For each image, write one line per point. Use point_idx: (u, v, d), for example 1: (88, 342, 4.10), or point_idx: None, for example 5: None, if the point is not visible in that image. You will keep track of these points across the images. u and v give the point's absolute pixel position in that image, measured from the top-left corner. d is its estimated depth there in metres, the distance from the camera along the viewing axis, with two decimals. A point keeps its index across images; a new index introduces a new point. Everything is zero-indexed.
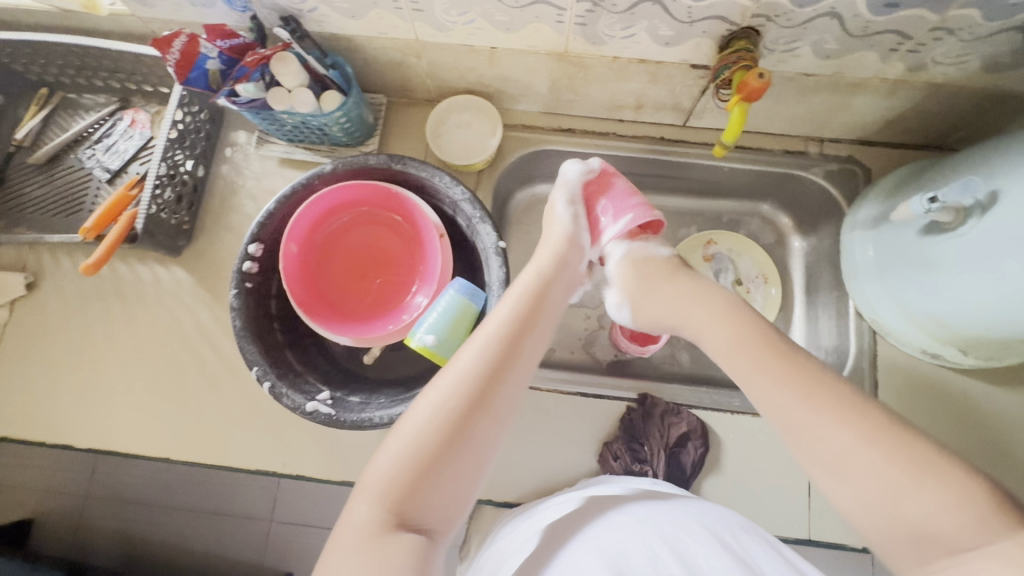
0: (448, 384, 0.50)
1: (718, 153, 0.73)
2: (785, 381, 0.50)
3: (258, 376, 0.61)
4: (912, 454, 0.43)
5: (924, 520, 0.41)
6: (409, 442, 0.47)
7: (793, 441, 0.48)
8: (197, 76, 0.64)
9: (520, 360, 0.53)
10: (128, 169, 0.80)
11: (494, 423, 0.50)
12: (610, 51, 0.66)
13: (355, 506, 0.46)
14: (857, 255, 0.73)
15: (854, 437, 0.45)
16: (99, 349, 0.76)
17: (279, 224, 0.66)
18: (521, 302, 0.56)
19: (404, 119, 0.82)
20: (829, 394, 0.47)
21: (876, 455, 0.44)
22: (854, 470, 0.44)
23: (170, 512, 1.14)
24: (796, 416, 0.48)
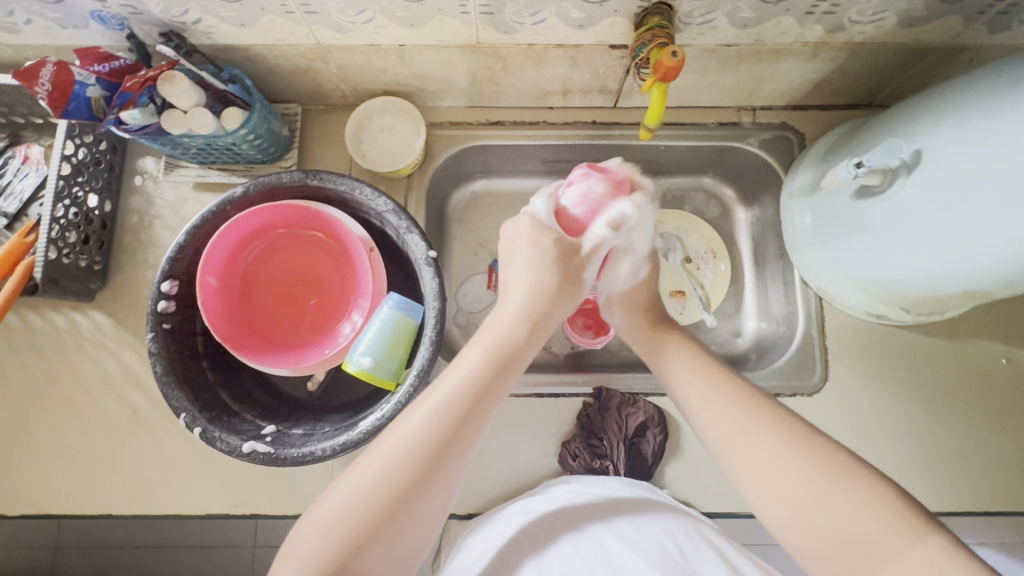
0: (400, 447, 0.45)
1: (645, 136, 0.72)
2: (722, 391, 0.52)
3: (186, 422, 0.57)
4: (828, 458, 0.44)
5: (851, 532, 0.40)
6: (345, 512, 0.43)
7: (737, 475, 0.48)
8: (76, 107, 0.58)
9: (480, 423, 0.48)
10: (28, 211, 0.74)
11: (438, 493, 0.46)
12: (524, 38, 0.62)
13: (280, 574, 0.41)
14: (796, 223, 0.72)
15: (777, 441, 0.46)
16: (20, 409, 0.71)
17: (193, 256, 0.62)
18: (483, 363, 0.51)
19: (323, 128, 0.77)
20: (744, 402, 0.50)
21: (802, 465, 0.44)
22: (766, 477, 0.45)
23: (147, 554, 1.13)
24: (726, 433, 0.49)
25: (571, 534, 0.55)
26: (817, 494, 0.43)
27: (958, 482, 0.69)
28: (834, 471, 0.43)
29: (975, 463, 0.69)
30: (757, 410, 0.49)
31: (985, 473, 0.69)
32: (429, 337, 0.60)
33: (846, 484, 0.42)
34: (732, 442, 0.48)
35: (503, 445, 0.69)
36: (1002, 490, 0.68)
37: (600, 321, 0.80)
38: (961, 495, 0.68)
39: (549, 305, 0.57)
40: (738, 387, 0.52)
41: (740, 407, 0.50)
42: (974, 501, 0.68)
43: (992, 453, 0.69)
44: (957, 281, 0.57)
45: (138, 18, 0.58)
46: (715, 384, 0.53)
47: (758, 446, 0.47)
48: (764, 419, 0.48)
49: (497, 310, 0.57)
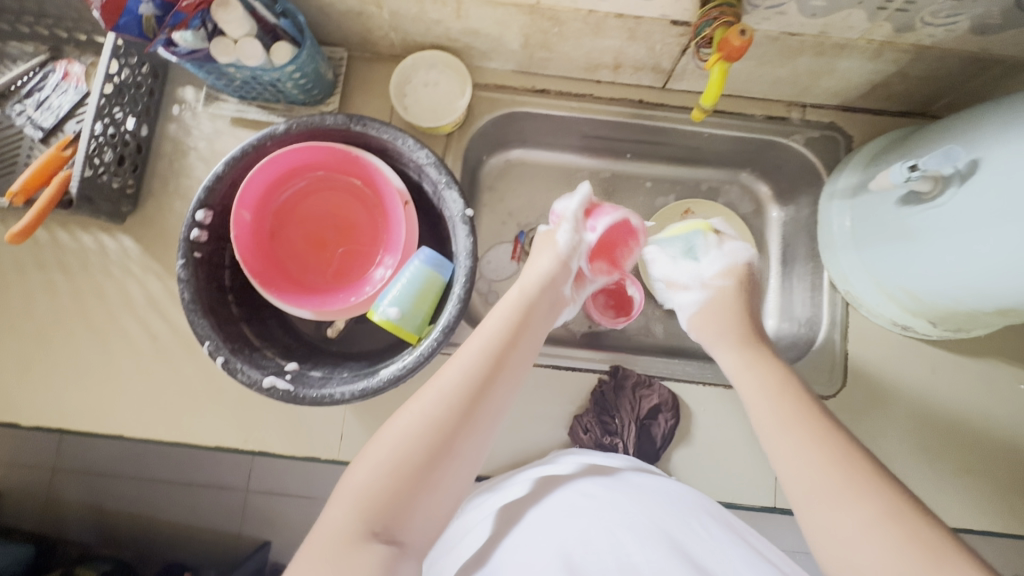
0: (441, 391, 0.48)
1: (696, 117, 0.72)
2: (813, 446, 0.49)
3: (210, 351, 0.58)
4: (926, 538, 0.41)
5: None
6: (392, 452, 0.45)
7: (833, 549, 0.44)
8: (128, 22, 0.58)
9: (508, 373, 0.52)
10: (64, 127, 0.74)
11: (477, 438, 0.48)
12: (586, 3, 0.61)
13: (332, 509, 0.43)
14: (833, 226, 0.72)
15: (871, 515, 0.43)
16: (40, 323, 0.72)
17: (229, 189, 0.61)
18: (507, 320, 0.55)
19: (366, 76, 0.76)
20: (845, 464, 0.46)
21: (893, 533, 0.41)
22: (867, 545, 0.42)
23: (140, 487, 1.19)
24: (818, 490, 0.46)
25: (590, 496, 0.55)
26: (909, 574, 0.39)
27: (960, 497, 0.69)
28: (917, 536, 0.41)
29: (980, 482, 0.69)
30: (856, 475, 0.46)
31: (987, 493, 0.69)
32: (453, 295, 0.60)
33: (952, 571, 0.39)
34: (817, 497, 0.46)
35: (515, 410, 0.70)
36: (1004, 512, 0.69)
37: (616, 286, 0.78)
38: (962, 510, 0.69)
39: (559, 272, 0.61)
40: (819, 434, 0.50)
41: (834, 467, 0.47)
42: (975, 518, 0.69)
43: (999, 475, 0.70)
44: (994, 298, 0.56)
45: None
46: (787, 400, 0.53)
47: (848, 517, 0.44)
48: (857, 477, 0.45)
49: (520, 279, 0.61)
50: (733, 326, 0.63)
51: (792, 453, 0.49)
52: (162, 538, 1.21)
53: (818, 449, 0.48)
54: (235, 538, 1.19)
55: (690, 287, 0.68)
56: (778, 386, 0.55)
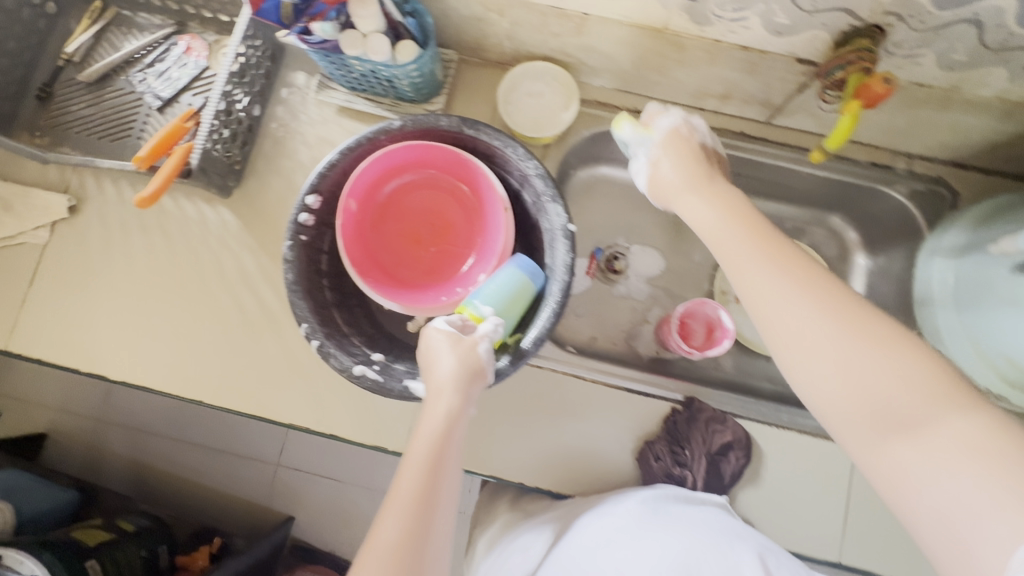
0: (407, 494, 0.46)
1: (816, 158, 0.73)
2: (778, 259, 0.43)
3: (306, 333, 0.59)
4: (938, 396, 0.35)
5: (875, 396, 0.37)
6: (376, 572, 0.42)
7: (764, 316, 0.42)
8: (270, 8, 0.59)
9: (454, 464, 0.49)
10: (180, 99, 0.77)
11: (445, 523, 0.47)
12: (713, 33, 0.61)
13: None
14: (932, 283, 0.69)
15: (814, 306, 0.40)
16: (136, 284, 0.75)
17: (339, 177, 0.63)
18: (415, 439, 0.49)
19: (471, 79, 0.77)
20: (831, 298, 0.40)
21: (897, 383, 0.36)
22: (819, 371, 0.39)
23: (177, 446, 1.24)
24: (779, 295, 0.42)
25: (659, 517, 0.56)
26: (840, 350, 0.38)
27: None
28: (875, 337, 0.38)
29: None
30: (849, 313, 0.39)
31: None
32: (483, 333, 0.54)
33: (948, 414, 0.34)
34: (801, 356, 0.40)
35: (585, 430, 0.69)
36: None
37: (706, 327, 0.76)
38: None
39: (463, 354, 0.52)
40: (783, 248, 0.44)
41: (813, 294, 0.41)
42: None
43: None
44: None
45: None
46: (767, 240, 0.45)
47: (791, 312, 0.41)
48: (821, 293, 0.41)
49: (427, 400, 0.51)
50: (688, 164, 0.55)
51: (761, 279, 0.43)
52: (186, 500, 1.23)
53: (756, 248, 0.44)
54: (260, 507, 1.21)
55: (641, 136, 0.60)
56: (727, 204, 0.50)
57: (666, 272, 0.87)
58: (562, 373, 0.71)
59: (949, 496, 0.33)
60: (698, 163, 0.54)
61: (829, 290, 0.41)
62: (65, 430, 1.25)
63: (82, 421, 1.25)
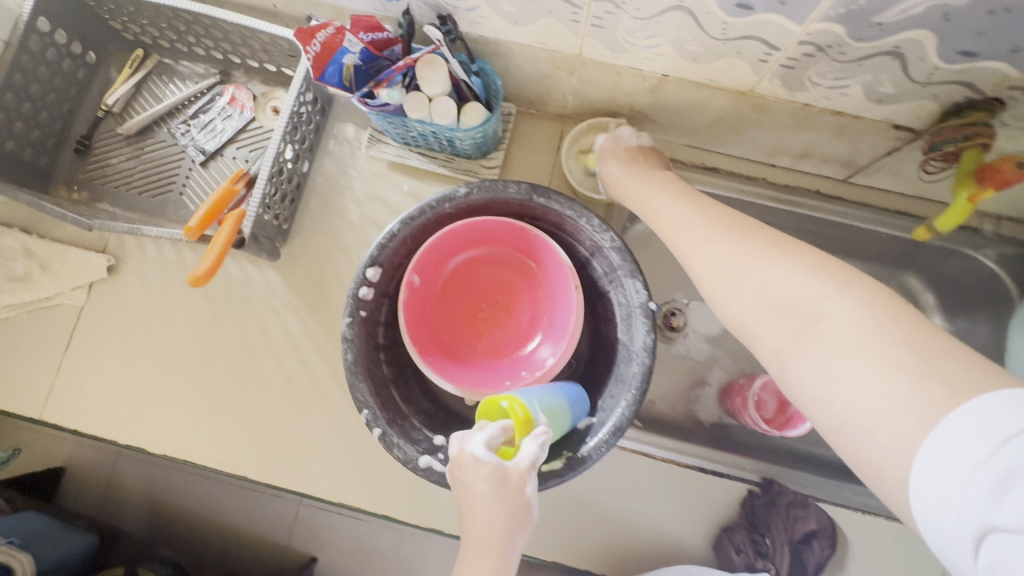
0: None
1: (922, 236, 0.68)
2: (703, 210, 0.50)
3: (367, 420, 0.55)
4: (868, 308, 0.35)
5: (786, 300, 0.38)
6: None
7: (692, 248, 0.47)
8: (332, 71, 0.55)
9: None
10: (224, 152, 0.73)
11: None
12: (805, 98, 0.56)
13: None
14: (1020, 359, 0.67)
15: (735, 245, 0.44)
16: (176, 347, 0.71)
17: (400, 247, 0.58)
18: None
19: (529, 134, 0.73)
20: (773, 239, 0.43)
21: (818, 299, 0.37)
22: (753, 303, 0.40)
23: (200, 482, 1.20)
24: (699, 238, 0.47)
25: None
26: (759, 276, 0.41)
27: None
28: (790, 255, 0.41)
29: None
30: (781, 252, 0.41)
31: None
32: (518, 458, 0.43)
33: (876, 319, 0.34)
34: (733, 295, 0.42)
35: (655, 515, 0.65)
36: None
37: (780, 399, 0.71)
38: None
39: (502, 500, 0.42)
40: (710, 206, 0.50)
41: (752, 243, 0.43)
42: None
43: None
44: None
45: None
46: (706, 209, 0.50)
47: (714, 253, 0.45)
48: (744, 230, 0.45)
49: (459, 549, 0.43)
50: (642, 158, 0.63)
51: (699, 241, 0.47)
52: (205, 536, 1.18)
53: (693, 213, 0.50)
54: (280, 551, 1.15)
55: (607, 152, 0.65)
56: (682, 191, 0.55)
57: (727, 331, 0.82)
58: (630, 451, 0.66)
59: (860, 409, 0.32)
60: (648, 159, 0.63)
61: (772, 234, 0.44)
62: (83, 470, 1.20)
63: (102, 461, 1.21)
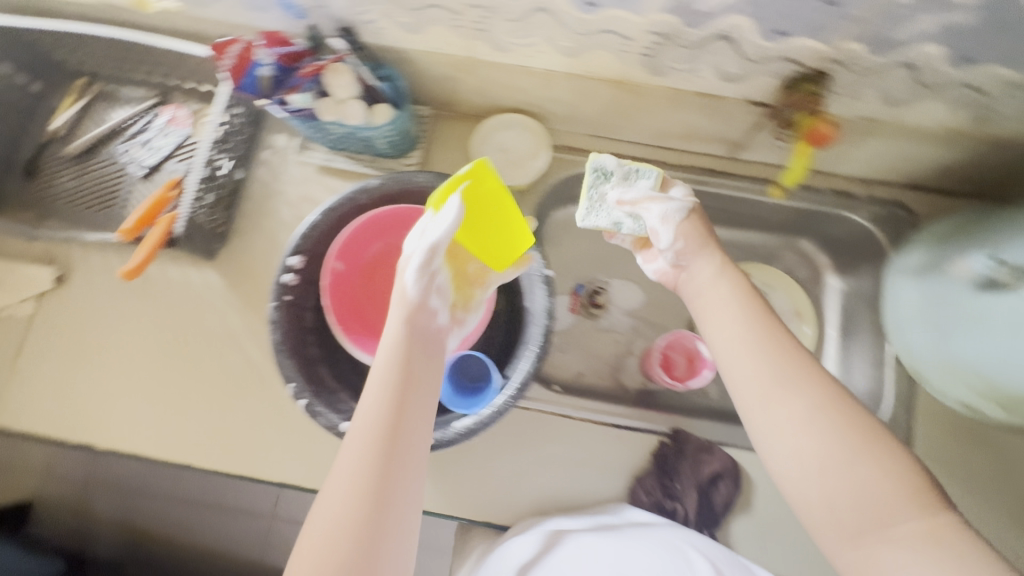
0: (350, 462, 0.45)
1: (778, 191, 0.78)
2: (772, 337, 0.51)
3: (294, 392, 0.61)
4: (860, 427, 0.46)
5: (859, 496, 0.44)
6: (323, 538, 0.42)
7: (741, 385, 0.50)
8: (248, 83, 0.61)
9: (411, 428, 0.47)
10: (164, 166, 0.79)
11: (414, 478, 0.46)
12: (670, 82, 0.64)
13: None
14: (899, 302, 0.72)
15: (811, 405, 0.47)
16: (123, 349, 0.75)
17: (322, 237, 0.65)
18: (380, 415, 0.47)
19: (446, 132, 0.80)
20: (795, 356, 0.50)
21: (833, 426, 0.46)
22: (766, 411, 0.48)
23: (170, 503, 1.22)
24: (766, 385, 0.49)
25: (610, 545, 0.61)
26: (838, 463, 0.45)
27: None
28: (864, 440, 0.45)
29: None
30: (800, 363, 0.49)
31: None
32: (428, 240, 0.52)
33: (872, 452, 0.45)
34: (761, 392, 0.49)
35: (576, 471, 0.70)
36: None
37: (687, 358, 0.80)
38: None
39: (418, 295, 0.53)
40: (769, 321, 0.53)
41: (780, 352, 0.50)
42: None
43: None
44: None
45: (320, 11, 0.62)
46: (752, 304, 0.54)
47: (783, 411, 0.48)
48: (751, 315, 0.53)
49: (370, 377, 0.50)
50: (708, 240, 0.58)
51: (725, 318, 0.53)
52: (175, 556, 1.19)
53: (755, 349, 0.51)
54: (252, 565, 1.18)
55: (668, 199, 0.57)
56: (733, 284, 0.55)
57: (646, 304, 0.89)
58: (550, 413, 0.72)
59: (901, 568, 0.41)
60: (713, 241, 0.58)
61: (785, 345, 0.51)
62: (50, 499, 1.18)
63: (66, 485, 1.21)
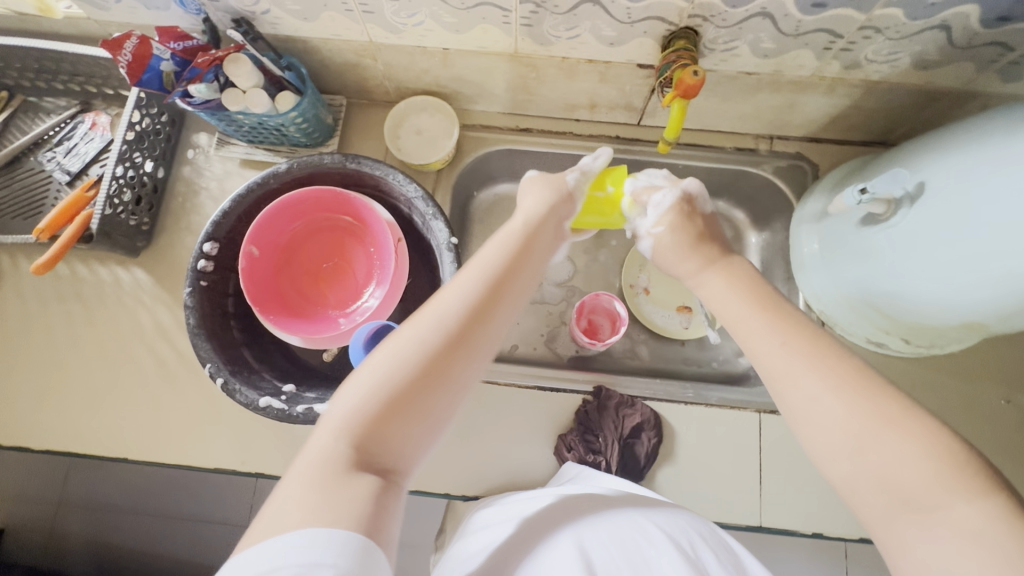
0: (436, 313, 0.45)
1: (664, 151, 0.76)
2: (769, 322, 0.47)
3: (210, 373, 0.62)
4: (887, 411, 0.39)
5: (885, 476, 0.37)
6: (382, 374, 0.42)
7: (765, 362, 0.45)
8: (149, 78, 0.65)
9: (505, 302, 0.47)
10: (88, 171, 0.81)
11: (471, 363, 0.44)
12: (558, 51, 0.67)
13: (317, 435, 0.40)
14: (804, 249, 0.75)
15: (827, 384, 0.41)
16: (55, 352, 0.76)
17: (235, 223, 0.67)
18: (481, 285, 0.47)
19: (363, 120, 0.83)
20: (810, 337, 0.44)
21: (848, 401, 0.40)
22: (803, 392, 0.42)
23: (141, 519, 1.16)
24: (783, 366, 0.44)
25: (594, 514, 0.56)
26: (858, 442, 0.39)
27: None
28: (886, 418, 0.39)
29: None
30: (815, 351, 0.43)
31: None
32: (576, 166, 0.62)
33: (909, 433, 0.38)
34: (776, 378, 0.44)
35: (502, 435, 0.72)
36: None
37: (611, 320, 0.86)
38: None
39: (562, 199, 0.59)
40: (779, 311, 0.47)
41: (806, 339, 0.44)
42: None
43: None
44: (955, 312, 0.59)
45: (213, 5, 0.64)
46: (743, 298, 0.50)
47: (802, 392, 0.42)
48: (767, 305, 0.48)
49: (489, 245, 0.51)
50: (686, 259, 0.57)
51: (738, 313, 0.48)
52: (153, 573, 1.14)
53: (758, 322, 0.47)
54: None
55: (639, 236, 0.62)
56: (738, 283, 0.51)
57: (577, 274, 0.91)
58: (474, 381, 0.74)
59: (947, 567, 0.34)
60: (694, 254, 0.57)
61: (813, 328, 0.45)
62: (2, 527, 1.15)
63: (28, 509, 1.16)
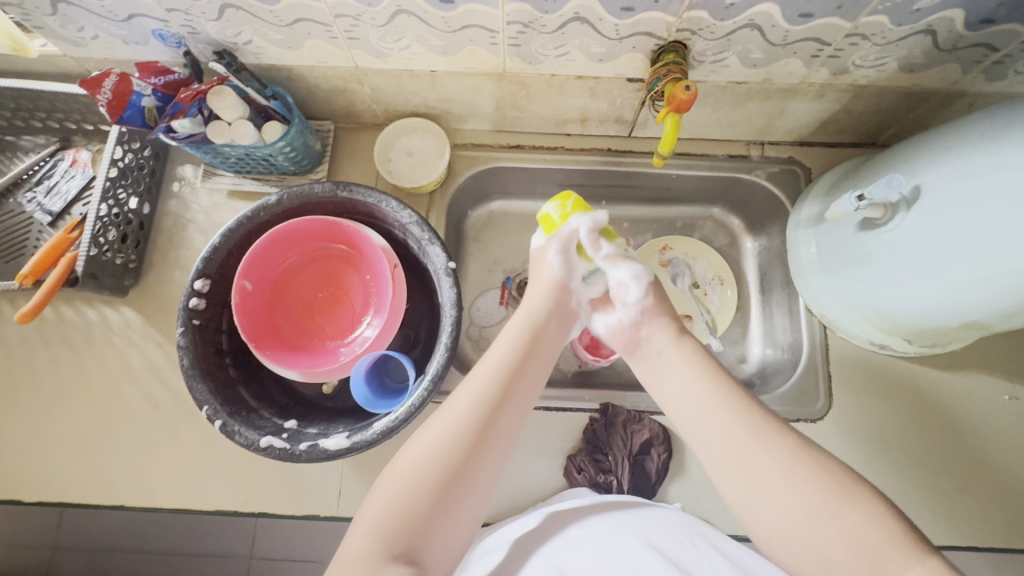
0: (451, 419, 0.52)
1: (658, 164, 0.76)
2: (740, 404, 0.53)
3: (208, 415, 0.59)
4: (831, 477, 0.47)
5: (846, 540, 0.44)
6: (409, 480, 0.49)
7: (733, 443, 0.51)
8: (132, 114, 0.63)
9: (515, 401, 0.54)
10: (71, 210, 0.79)
11: (489, 464, 0.51)
12: (547, 68, 0.67)
13: (355, 536, 0.47)
14: (802, 254, 0.75)
15: (792, 455, 0.49)
16: (43, 398, 0.74)
17: (225, 258, 0.65)
18: (492, 384, 0.54)
19: (352, 144, 0.82)
20: (769, 419, 0.52)
21: (812, 476, 0.47)
22: (775, 467, 0.49)
23: None
24: (749, 439, 0.50)
25: (585, 526, 0.58)
26: (819, 517, 0.46)
27: (960, 514, 0.69)
28: (843, 489, 0.46)
29: (976, 497, 0.70)
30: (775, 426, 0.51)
31: (984, 507, 0.69)
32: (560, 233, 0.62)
33: (857, 501, 0.46)
34: (752, 445, 0.50)
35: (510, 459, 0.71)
36: (1001, 525, 0.68)
37: None
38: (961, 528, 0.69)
39: (560, 296, 0.62)
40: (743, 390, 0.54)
41: (762, 417, 0.52)
42: (978, 534, 0.68)
43: (993, 486, 0.70)
44: (961, 311, 0.59)
45: (194, 37, 0.63)
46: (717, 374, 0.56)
47: (772, 461, 0.49)
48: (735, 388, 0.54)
49: (498, 343, 0.59)
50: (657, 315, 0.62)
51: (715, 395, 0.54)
52: None
53: (725, 399, 0.53)
54: None
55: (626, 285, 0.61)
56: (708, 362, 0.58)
57: None
58: None
59: None
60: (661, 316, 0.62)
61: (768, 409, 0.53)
62: None
63: None
